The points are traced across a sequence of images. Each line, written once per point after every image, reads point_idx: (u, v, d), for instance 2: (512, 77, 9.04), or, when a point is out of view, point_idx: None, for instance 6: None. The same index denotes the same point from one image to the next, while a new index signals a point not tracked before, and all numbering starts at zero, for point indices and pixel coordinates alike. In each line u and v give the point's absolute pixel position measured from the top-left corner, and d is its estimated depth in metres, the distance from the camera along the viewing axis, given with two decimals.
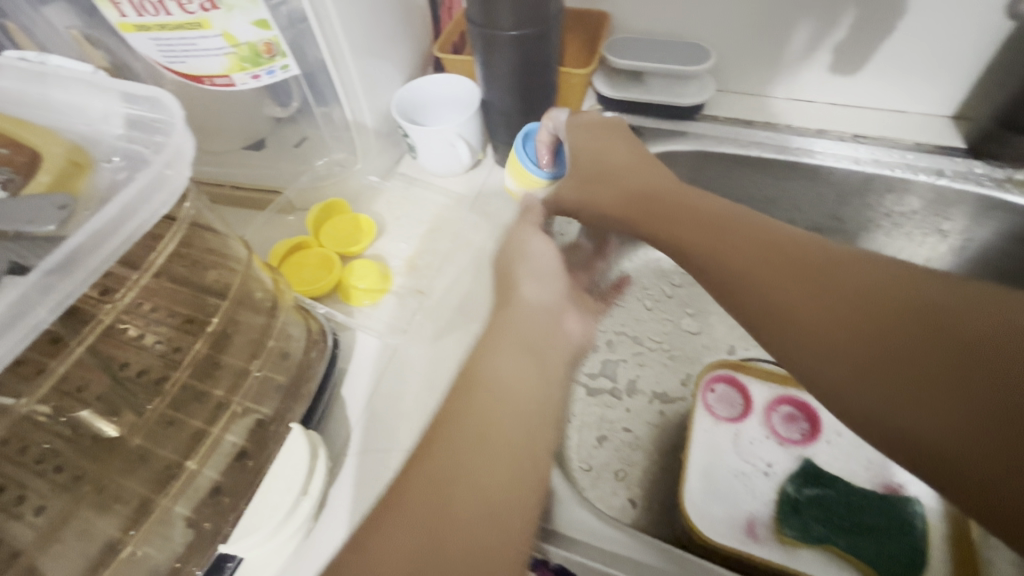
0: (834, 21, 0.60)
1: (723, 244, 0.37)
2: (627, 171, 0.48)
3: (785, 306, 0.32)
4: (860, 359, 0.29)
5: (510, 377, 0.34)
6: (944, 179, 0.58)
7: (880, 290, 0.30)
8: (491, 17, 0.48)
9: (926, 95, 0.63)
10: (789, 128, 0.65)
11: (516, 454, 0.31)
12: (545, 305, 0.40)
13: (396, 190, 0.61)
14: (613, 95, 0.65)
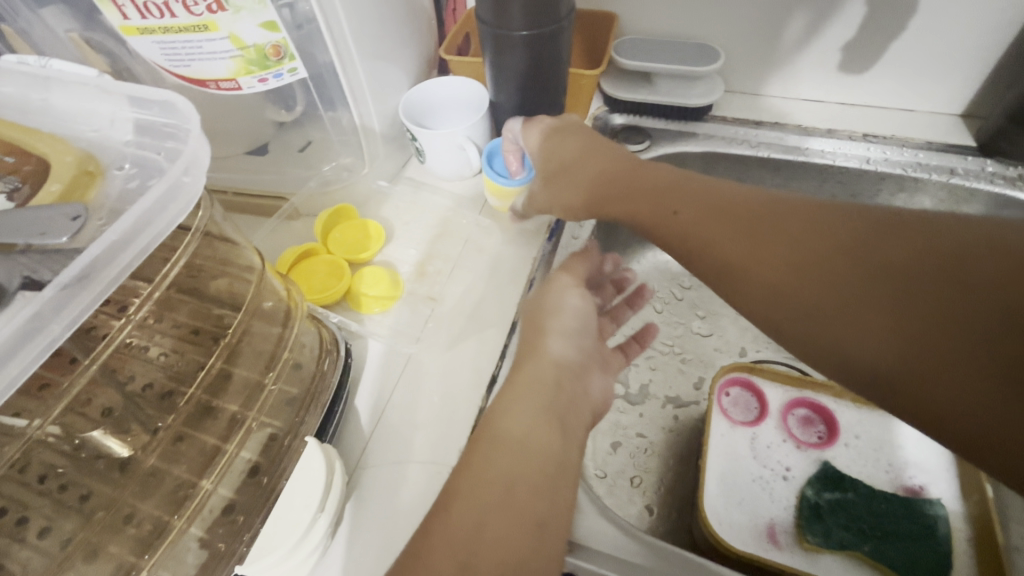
0: (846, 19, 0.58)
1: (681, 215, 0.40)
2: (582, 158, 0.48)
3: (742, 269, 0.36)
4: (812, 307, 0.32)
5: (531, 434, 0.35)
6: (956, 178, 0.58)
7: (821, 237, 0.34)
8: (502, 18, 0.47)
9: (939, 93, 0.62)
10: (797, 128, 0.64)
11: (536, 514, 0.32)
12: (566, 360, 0.41)
13: (404, 194, 0.59)
14: (619, 96, 0.65)
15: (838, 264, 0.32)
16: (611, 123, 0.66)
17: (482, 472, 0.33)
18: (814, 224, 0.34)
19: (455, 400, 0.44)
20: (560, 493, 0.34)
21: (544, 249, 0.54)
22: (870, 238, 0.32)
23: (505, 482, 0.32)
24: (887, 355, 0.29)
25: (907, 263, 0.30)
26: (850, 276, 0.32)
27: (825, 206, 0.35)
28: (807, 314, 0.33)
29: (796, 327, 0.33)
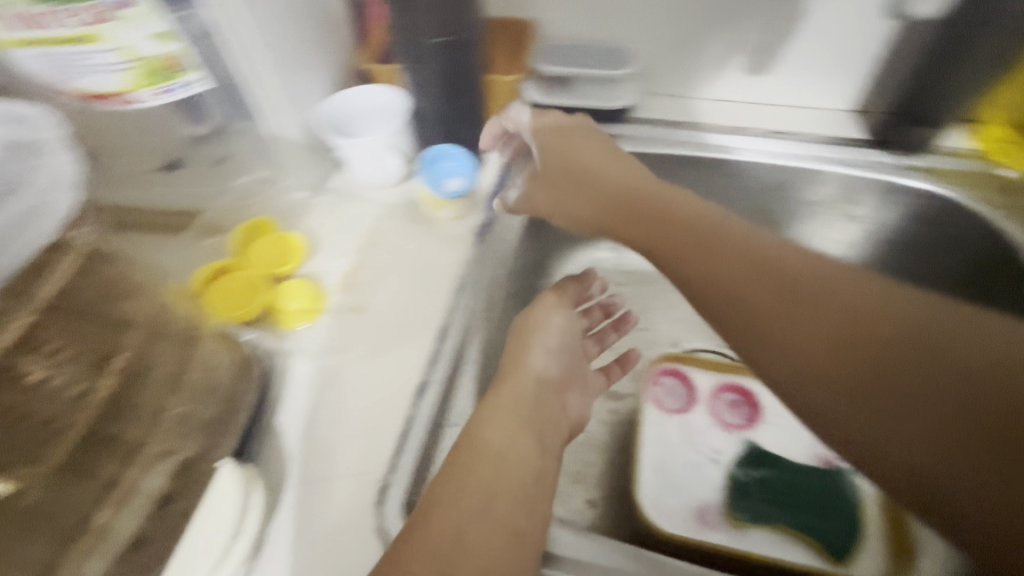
0: (740, 23, 0.63)
1: (715, 262, 0.40)
2: (599, 170, 0.49)
3: (782, 327, 0.36)
4: (853, 380, 0.34)
5: (512, 444, 0.36)
6: (850, 168, 0.62)
7: (869, 316, 0.35)
8: (411, 25, 0.48)
9: (833, 90, 0.66)
10: (710, 127, 0.67)
11: (514, 518, 0.32)
12: (546, 375, 0.43)
13: (328, 205, 0.58)
14: (546, 100, 0.65)
15: (886, 346, 0.34)
16: None
17: (463, 477, 0.33)
18: (861, 302, 0.36)
19: (384, 412, 0.44)
20: (536, 497, 0.34)
21: (471, 253, 0.54)
22: (919, 325, 0.34)
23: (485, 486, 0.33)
24: (922, 442, 0.32)
25: (940, 342, 0.33)
26: (894, 358, 0.33)
27: (856, 273, 0.38)
28: (846, 387, 0.34)
29: (831, 397, 0.34)
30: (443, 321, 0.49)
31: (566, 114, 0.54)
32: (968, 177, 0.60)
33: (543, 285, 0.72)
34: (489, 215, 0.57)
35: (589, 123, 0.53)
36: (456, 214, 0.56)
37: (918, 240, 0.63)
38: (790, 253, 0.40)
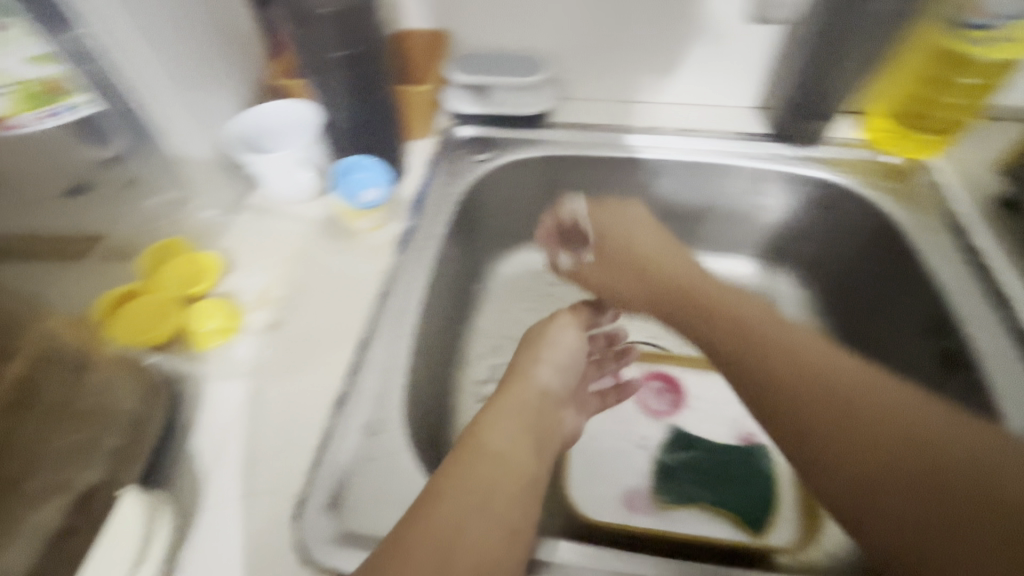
0: (641, 29, 0.66)
1: (736, 350, 0.43)
2: (656, 258, 0.57)
3: (768, 356, 0.41)
4: (819, 409, 0.37)
5: (510, 446, 0.40)
6: (752, 162, 0.66)
7: (821, 371, 0.39)
8: (313, 42, 0.48)
9: (737, 87, 0.70)
10: (624, 128, 0.70)
11: (507, 516, 0.36)
12: (549, 388, 0.47)
13: (245, 223, 0.58)
14: (481, 110, 0.67)
15: (856, 402, 0.36)
16: (458, 136, 0.68)
17: (465, 475, 0.37)
18: (824, 360, 0.40)
19: (302, 426, 0.44)
20: (529, 501, 0.38)
21: (391, 262, 0.55)
22: (904, 409, 0.35)
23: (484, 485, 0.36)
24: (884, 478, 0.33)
25: (956, 467, 0.32)
26: (861, 404, 0.36)
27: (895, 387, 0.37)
28: (822, 414, 0.37)
29: (798, 411, 0.37)
30: (363, 331, 0.50)
31: (621, 203, 0.63)
32: (857, 166, 0.64)
33: (476, 289, 0.73)
34: (410, 224, 0.58)
35: (637, 211, 0.62)
36: (374, 226, 0.57)
37: (819, 224, 0.68)
38: (776, 324, 0.44)
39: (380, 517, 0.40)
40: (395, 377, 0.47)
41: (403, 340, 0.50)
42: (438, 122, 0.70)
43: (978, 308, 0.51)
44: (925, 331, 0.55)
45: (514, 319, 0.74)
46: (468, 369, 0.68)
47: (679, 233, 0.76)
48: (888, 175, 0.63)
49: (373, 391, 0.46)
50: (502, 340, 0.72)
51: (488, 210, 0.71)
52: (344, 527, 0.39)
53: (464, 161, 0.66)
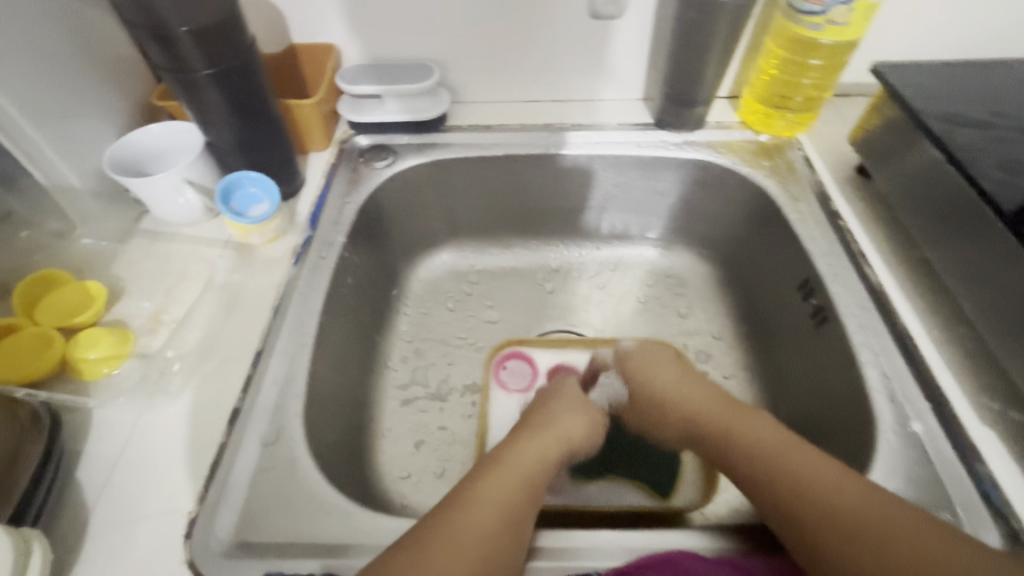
0: (519, 31, 0.69)
1: (766, 482, 0.40)
2: (677, 394, 0.50)
3: (778, 478, 0.40)
4: (832, 530, 0.35)
5: (528, 473, 0.42)
6: (640, 150, 0.70)
7: (841, 500, 0.37)
8: (180, 61, 0.47)
9: (620, 81, 0.74)
10: (521, 127, 0.72)
11: (516, 549, 0.37)
12: (571, 434, 0.49)
13: (138, 249, 0.57)
14: (414, 117, 0.68)
15: (880, 535, 0.34)
16: (357, 146, 0.69)
17: (480, 497, 0.39)
18: (851, 492, 0.37)
19: (194, 445, 0.44)
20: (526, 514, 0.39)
21: (288, 274, 0.55)
22: (928, 550, 0.33)
23: (499, 512, 0.38)
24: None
25: None
26: (878, 533, 0.34)
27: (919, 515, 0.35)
28: (831, 533, 0.35)
29: (811, 530, 0.36)
30: (259, 344, 0.50)
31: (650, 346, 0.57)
32: (735, 146, 0.69)
33: (393, 294, 0.74)
34: (307, 235, 0.59)
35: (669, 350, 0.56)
36: (267, 239, 0.57)
37: (709, 203, 0.72)
38: (801, 457, 0.40)
39: (276, 523, 0.40)
40: (293, 386, 0.48)
41: (302, 349, 0.50)
42: (338, 133, 0.71)
43: (840, 267, 0.56)
44: (800, 292, 0.60)
45: (434, 321, 0.75)
46: (388, 373, 0.68)
47: (588, 222, 0.79)
48: (761, 153, 0.68)
49: (269, 402, 0.46)
50: (423, 342, 0.73)
51: (397, 215, 0.72)
52: (238, 537, 0.39)
53: (365, 169, 0.68)
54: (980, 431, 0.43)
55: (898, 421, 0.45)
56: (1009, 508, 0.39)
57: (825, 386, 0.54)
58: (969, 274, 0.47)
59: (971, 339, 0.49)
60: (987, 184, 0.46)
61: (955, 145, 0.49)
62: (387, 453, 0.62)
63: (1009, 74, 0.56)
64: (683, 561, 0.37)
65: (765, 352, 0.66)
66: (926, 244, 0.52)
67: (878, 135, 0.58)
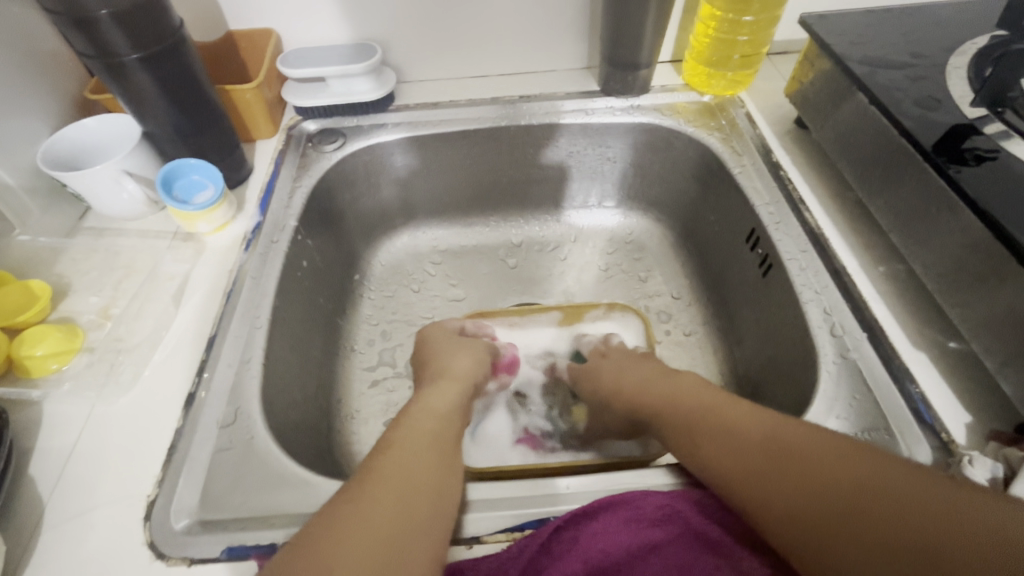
0: (459, 8, 0.69)
1: (690, 433, 0.42)
2: (620, 371, 0.54)
3: (698, 425, 0.42)
4: (748, 460, 0.37)
5: (434, 410, 0.45)
6: (588, 117, 0.71)
7: (754, 432, 0.38)
8: (103, 47, 0.46)
9: (565, 52, 0.75)
10: (468, 102, 0.73)
11: (435, 463, 0.39)
12: (466, 371, 0.53)
13: (84, 245, 0.56)
14: (382, 93, 0.69)
15: (789, 447, 0.36)
16: (305, 131, 0.69)
17: (393, 437, 0.40)
18: (760, 422, 0.39)
19: (149, 430, 0.44)
20: (441, 437, 0.42)
21: (240, 260, 0.55)
22: (833, 450, 0.35)
23: (420, 447, 0.39)
24: (825, 524, 0.32)
25: (881, 481, 0.32)
26: (792, 447, 0.36)
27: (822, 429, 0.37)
28: (761, 462, 0.36)
29: (734, 468, 0.37)
30: (212, 330, 0.50)
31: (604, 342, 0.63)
32: (680, 108, 0.70)
33: (355, 279, 0.74)
34: (257, 221, 0.58)
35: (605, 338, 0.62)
36: (215, 227, 0.57)
37: (659, 165, 0.74)
38: (716, 405, 0.42)
39: (235, 499, 0.40)
40: (248, 367, 0.48)
41: (256, 331, 0.50)
42: (285, 119, 0.70)
43: (782, 215, 0.58)
44: (747, 243, 0.62)
45: (399, 303, 0.75)
46: (355, 356, 0.68)
47: (544, 195, 0.80)
48: (705, 113, 0.69)
49: (224, 384, 0.46)
50: (390, 325, 0.73)
51: (351, 198, 0.72)
52: (197, 515, 0.39)
53: (315, 152, 0.67)
54: (912, 354, 0.46)
55: (839, 352, 0.47)
56: (939, 422, 0.41)
57: (775, 330, 0.56)
58: (899, 216, 0.49)
59: (903, 272, 0.51)
60: (905, 121, 0.48)
61: (876, 87, 0.51)
62: (358, 433, 0.62)
63: (926, 17, 0.59)
64: (640, 495, 0.38)
65: (723, 307, 0.68)
66: (863, 194, 0.53)
67: (810, 88, 0.60)
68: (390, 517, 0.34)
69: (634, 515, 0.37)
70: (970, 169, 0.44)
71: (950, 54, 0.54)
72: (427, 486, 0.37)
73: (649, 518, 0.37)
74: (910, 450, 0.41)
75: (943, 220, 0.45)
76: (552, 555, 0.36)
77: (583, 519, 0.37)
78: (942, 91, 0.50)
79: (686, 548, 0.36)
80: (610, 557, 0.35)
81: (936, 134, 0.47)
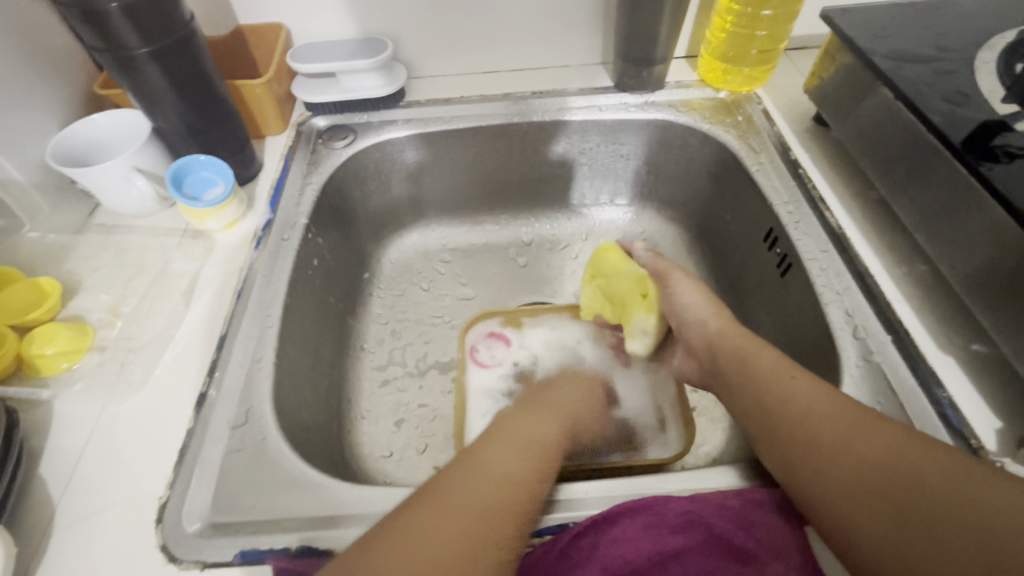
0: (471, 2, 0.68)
1: (754, 399, 0.42)
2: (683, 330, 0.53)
3: (761, 390, 0.42)
4: (792, 436, 0.38)
5: (534, 437, 0.42)
6: (599, 113, 0.69)
7: (809, 407, 0.38)
8: (111, 40, 0.45)
9: (577, 48, 0.74)
10: (480, 98, 0.72)
11: (516, 488, 0.37)
12: (570, 405, 0.49)
13: (92, 242, 0.56)
14: (392, 89, 0.68)
15: (839, 430, 0.36)
16: (315, 127, 0.68)
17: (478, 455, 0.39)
18: (819, 399, 0.38)
19: (161, 430, 0.43)
20: (535, 465, 0.39)
21: (250, 258, 0.54)
22: (879, 438, 0.35)
23: (500, 468, 0.38)
24: (848, 502, 0.34)
25: (916, 474, 0.32)
26: (840, 429, 0.36)
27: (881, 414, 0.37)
28: (806, 442, 0.37)
29: (779, 442, 0.38)
30: (223, 329, 0.49)
31: (692, 287, 0.53)
32: (696, 104, 0.69)
33: (364, 277, 0.73)
34: (267, 218, 0.58)
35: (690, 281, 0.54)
36: (225, 224, 0.56)
37: (672, 162, 0.73)
38: (782, 372, 0.42)
39: (247, 501, 0.40)
40: (259, 367, 0.47)
41: (267, 331, 0.49)
42: (295, 115, 0.69)
43: (801, 213, 0.56)
44: (765, 242, 0.61)
45: (409, 301, 0.74)
46: (365, 355, 0.67)
47: (556, 193, 0.79)
48: (722, 110, 0.68)
49: (236, 384, 0.45)
50: (399, 324, 0.72)
51: (362, 195, 0.71)
52: (209, 518, 0.39)
53: (325, 149, 0.66)
54: (939, 358, 0.45)
55: (862, 354, 0.46)
56: (968, 428, 0.40)
57: (794, 331, 0.55)
58: (926, 215, 0.48)
59: (927, 273, 0.50)
60: (932, 117, 0.47)
61: (901, 81, 0.50)
62: (367, 434, 0.61)
63: (952, 11, 0.57)
64: (661, 501, 0.37)
65: (738, 307, 0.67)
66: (886, 192, 0.52)
67: (830, 83, 0.59)
68: (452, 531, 0.33)
69: (655, 521, 0.36)
70: (1002, 166, 0.42)
71: (978, 49, 0.53)
72: (497, 507, 0.35)
73: (670, 524, 0.36)
74: None
75: (971, 216, 0.43)
76: (571, 562, 0.35)
77: (602, 525, 0.36)
78: (971, 85, 0.49)
79: (706, 557, 0.35)
80: (630, 564, 0.34)
81: (965, 130, 0.45)
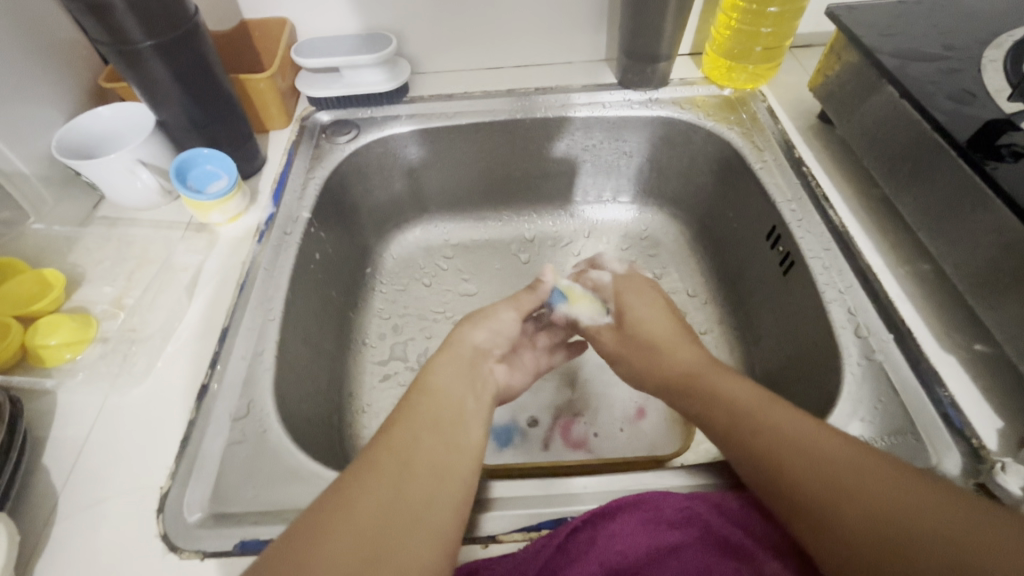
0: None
1: (725, 410, 0.41)
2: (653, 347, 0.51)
3: (730, 408, 0.41)
4: (770, 451, 0.37)
5: (449, 393, 0.41)
6: (604, 109, 0.69)
7: (785, 427, 0.37)
8: (116, 34, 0.45)
9: (582, 45, 0.74)
10: (483, 94, 0.72)
11: (452, 458, 0.37)
12: (481, 349, 0.48)
13: (97, 235, 0.56)
14: (395, 84, 0.68)
15: (819, 446, 0.35)
16: (318, 122, 0.68)
17: (408, 419, 0.38)
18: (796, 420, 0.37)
19: (162, 420, 0.43)
20: (463, 435, 0.39)
21: (252, 251, 0.55)
22: (860, 459, 0.34)
23: (430, 435, 0.37)
24: (832, 519, 0.32)
25: (900, 494, 0.32)
26: (821, 447, 0.35)
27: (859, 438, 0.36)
28: (786, 455, 0.36)
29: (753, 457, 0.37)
30: (225, 322, 0.49)
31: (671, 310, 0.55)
32: (700, 102, 0.69)
33: (367, 273, 0.73)
34: (270, 212, 0.58)
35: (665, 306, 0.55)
36: (228, 217, 0.56)
37: (674, 160, 0.73)
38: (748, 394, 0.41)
39: (247, 493, 0.40)
40: (261, 360, 0.47)
41: (269, 324, 0.49)
42: (298, 110, 0.70)
43: (805, 211, 0.56)
44: (768, 240, 0.60)
45: (411, 297, 0.74)
46: (366, 349, 0.68)
47: (559, 189, 0.79)
48: (726, 107, 0.68)
49: (238, 376, 0.46)
50: (401, 319, 0.72)
51: (364, 191, 0.71)
52: (210, 509, 0.39)
53: (328, 144, 0.66)
54: (941, 357, 0.44)
55: (865, 353, 0.45)
56: (969, 427, 0.40)
57: (796, 330, 0.55)
58: (930, 216, 0.47)
59: (930, 272, 0.50)
60: (937, 116, 0.46)
61: (906, 79, 0.50)
62: (367, 428, 0.61)
63: (959, 9, 0.57)
64: (658, 497, 0.37)
65: (741, 306, 0.66)
66: (891, 191, 0.52)
67: (834, 81, 0.59)
68: (390, 508, 0.33)
69: (653, 517, 0.36)
70: (1008, 165, 0.42)
71: (985, 47, 0.52)
72: (428, 481, 0.35)
73: (668, 520, 0.36)
74: (939, 456, 0.39)
75: (976, 218, 0.43)
76: (569, 557, 0.35)
77: (600, 520, 0.36)
78: (977, 84, 0.49)
79: (703, 553, 0.35)
80: (628, 559, 0.34)
81: (969, 129, 0.45)
